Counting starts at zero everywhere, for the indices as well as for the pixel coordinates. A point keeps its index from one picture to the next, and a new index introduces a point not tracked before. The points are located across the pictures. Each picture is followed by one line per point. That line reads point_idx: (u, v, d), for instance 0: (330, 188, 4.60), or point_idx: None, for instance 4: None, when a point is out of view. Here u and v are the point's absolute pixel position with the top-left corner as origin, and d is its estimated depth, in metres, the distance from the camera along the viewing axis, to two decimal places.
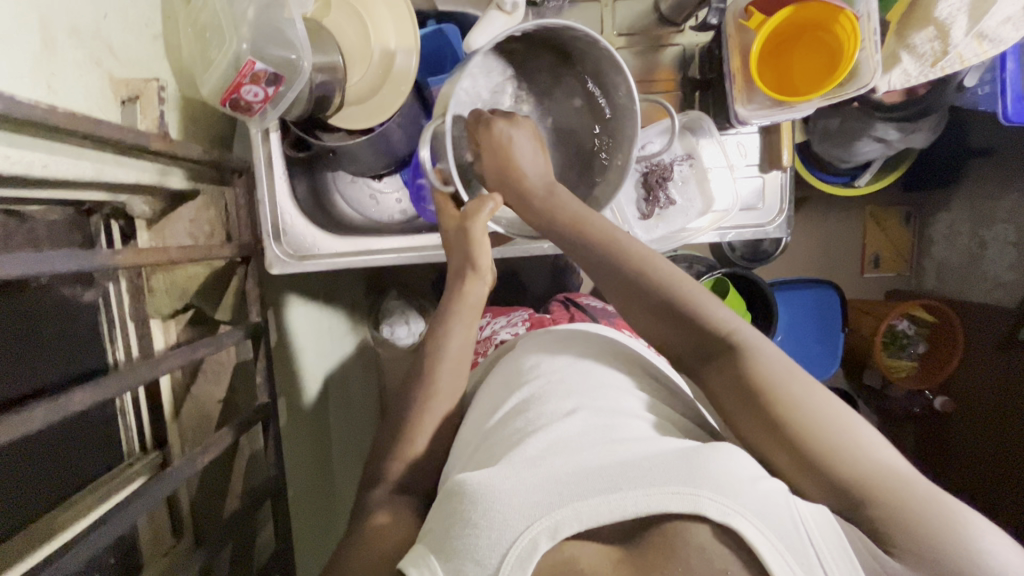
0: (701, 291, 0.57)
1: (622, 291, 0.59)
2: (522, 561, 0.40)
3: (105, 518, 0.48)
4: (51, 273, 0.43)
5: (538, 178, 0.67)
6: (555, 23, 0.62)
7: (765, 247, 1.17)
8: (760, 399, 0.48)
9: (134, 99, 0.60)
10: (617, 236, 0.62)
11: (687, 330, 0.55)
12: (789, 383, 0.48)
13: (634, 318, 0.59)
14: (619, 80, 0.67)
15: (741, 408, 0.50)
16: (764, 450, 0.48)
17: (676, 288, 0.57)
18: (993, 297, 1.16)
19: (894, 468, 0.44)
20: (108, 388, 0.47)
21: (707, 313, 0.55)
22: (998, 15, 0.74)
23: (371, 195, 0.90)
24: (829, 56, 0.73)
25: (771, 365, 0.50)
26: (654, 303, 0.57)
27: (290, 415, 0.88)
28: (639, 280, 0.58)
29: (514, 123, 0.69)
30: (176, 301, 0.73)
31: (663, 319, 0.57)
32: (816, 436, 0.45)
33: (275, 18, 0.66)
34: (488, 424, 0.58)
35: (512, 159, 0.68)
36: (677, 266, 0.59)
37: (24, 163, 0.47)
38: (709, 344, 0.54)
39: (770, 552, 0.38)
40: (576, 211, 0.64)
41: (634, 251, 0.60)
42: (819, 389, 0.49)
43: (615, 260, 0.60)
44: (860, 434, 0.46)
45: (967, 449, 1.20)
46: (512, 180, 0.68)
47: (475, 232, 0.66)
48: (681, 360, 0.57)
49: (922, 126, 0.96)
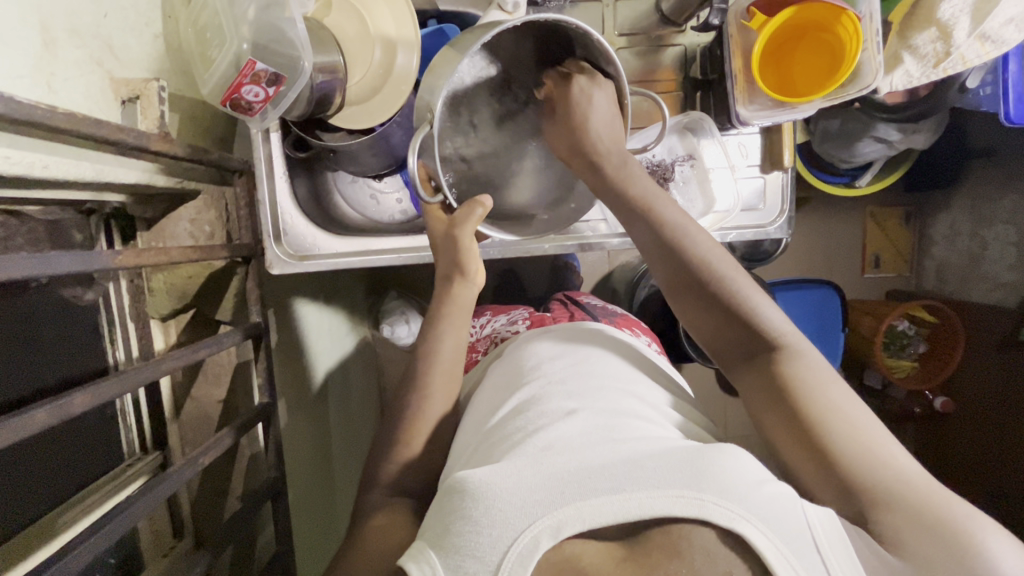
0: (757, 292, 0.58)
1: (677, 280, 0.60)
2: (523, 560, 0.40)
3: (105, 520, 0.47)
4: (52, 275, 0.42)
5: (608, 144, 0.65)
6: (554, 16, 0.58)
7: (766, 247, 1.16)
8: (791, 397, 0.50)
9: (134, 99, 0.60)
10: (685, 224, 0.61)
11: (736, 327, 0.56)
12: (825, 388, 0.50)
13: (683, 308, 0.60)
14: (611, 71, 0.64)
15: (772, 403, 0.51)
16: (785, 447, 0.49)
17: (729, 285, 0.58)
18: (993, 298, 1.16)
19: (913, 478, 0.45)
20: (110, 389, 0.47)
21: (760, 314, 0.56)
22: (1001, 17, 0.74)
23: (371, 195, 0.89)
24: (831, 56, 0.73)
25: (810, 369, 0.51)
26: (706, 296, 0.58)
27: (291, 415, 0.88)
28: (694, 272, 0.59)
29: (596, 81, 0.64)
30: (176, 301, 0.73)
31: (712, 313, 0.58)
32: (843, 439, 0.46)
33: (276, 18, 0.66)
34: (487, 425, 0.57)
35: (587, 120, 0.64)
36: (740, 267, 0.60)
37: (24, 164, 0.47)
38: (757, 342, 0.55)
39: (773, 555, 0.38)
40: (639, 190, 0.63)
41: (699, 243, 0.60)
42: (850, 398, 0.50)
43: (676, 248, 0.60)
44: (883, 443, 0.47)
45: (966, 449, 1.21)
46: (582, 144, 0.65)
47: (461, 241, 0.64)
48: (719, 355, 0.58)
49: (921, 127, 0.96)
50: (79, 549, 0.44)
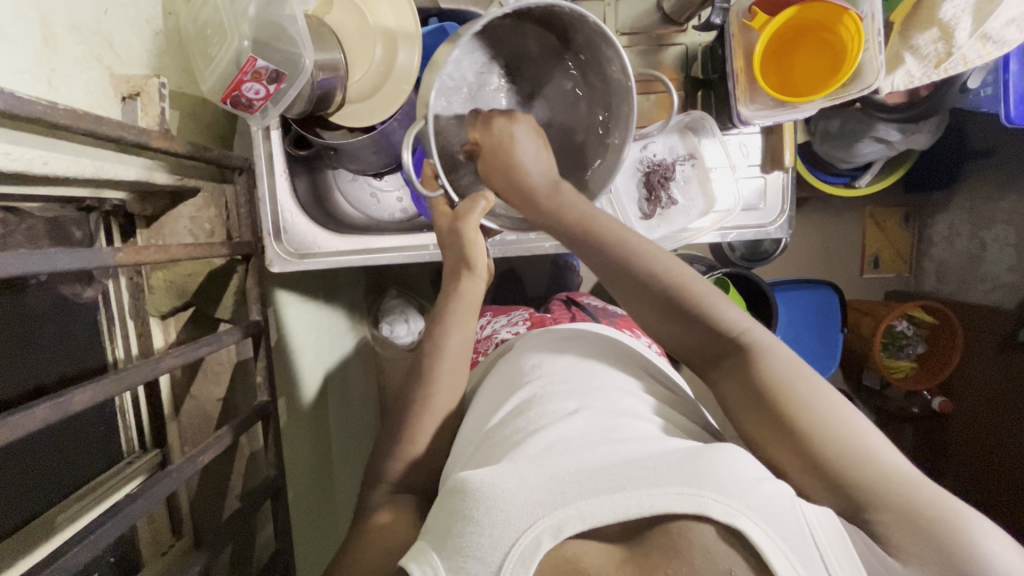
0: (713, 292, 0.56)
1: (629, 289, 0.58)
2: (525, 559, 0.40)
3: (105, 518, 0.47)
4: (53, 271, 0.42)
5: (542, 175, 0.63)
6: (547, 1, 0.57)
7: (766, 247, 1.17)
8: (770, 404, 0.49)
9: (134, 96, 0.59)
10: (625, 233, 0.60)
11: (700, 332, 0.56)
12: (798, 385, 0.49)
13: (642, 315, 0.58)
14: (612, 55, 0.63)
15: (749, 406, 0.51)
16: (772, 453, 0.49)
17: (686, 286, 0.56)
18: (992, 298, 1.16)
19: (903, 470, 0.45)
20: (110, 386, 0.47)
21: (720, 312, 0.55)
22: (1001, 18, 0.74)
23: (371, 194, 0.90)
24: (832, 56, 0.73)
25: (784, 371, 0.50)
26: (663, 306, 0.57)
27: (290, 413, 0.88)
28: (647, 284, 0.57)
29: (514, 118, 0.65)
30: (176, 300, 0.73)
31: (671, 320, 0.57)
32: (826, 440, 0.46)
33: (278, 15, 0.66)
34: (488, 425, 0.57)
35: (515, 159, 0.63)
36: (692, 269, 0.58)
37: (25, 160, 0.46)
38: (721, 343, 0.55)
39: (774, 553, 0.38)
40: (575, 220, 0.61)
41: (645, 250, 0.59)
42: (832, 394, 0.49)
43: (624, 261, 0.58)
44: (868, 435, 0.46)
45: (965, 450, 1.21)
46: (519, 182, 0.63)
47: (465, 233, 0.63)
48: (693, 361, 0.58)
49: (922, 128, 0.96)
50: (78, 546, 0.44)
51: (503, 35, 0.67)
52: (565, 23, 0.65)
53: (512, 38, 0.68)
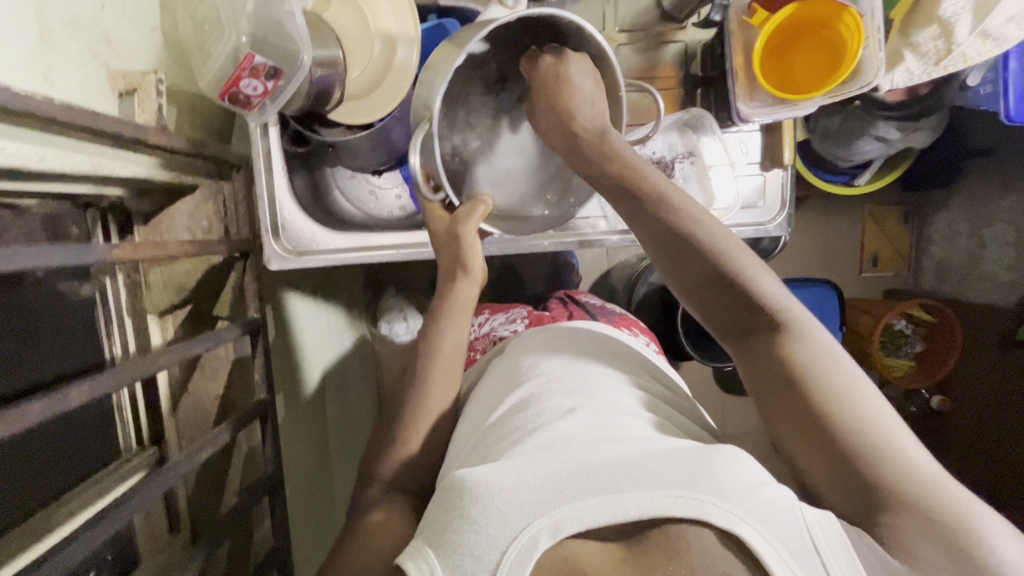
0: (756, 266, 0.56)
1: (671, 256, 0.57)
2: (521, 559, 0.39)
3: (102, 515, 0.47)
4: (49, 267, 0.42)
5: (588, 119, 0.64)
6: (550, 9, 0.59)
7: (764, 245, 1.17)
8: (799, 388, 0.49)
9: (132, 92, 0.60)
10: (672, 197, 0.59)
11: (735, 306, 0.54)
12: (830, 374, 0.49)
13: (677, 284, 0.58)
14: (603, 61, 0.66)
15: (774, 390, 0.51)
16: (792, 438, 0.49)
17: (729, 259, 0.55)
18: (990, 297, 1.16)
19: (919, 466, 0.45)
20: (107, 383, 0.47)
21: (760, 289, 0.54)
22: (1002, 14, 0.74)
23: (370, 190, 0.88)
24: (832, 54, 0.73)
25: (818, 355, 0.50)
26: (703, 276, 0.56)
27: (288, 411, 0.88)
28: (691, 250, 0.56)
29: (566, 58, 0.65)
30: (174, 297, 0.73)
31: (709, 292, 0.56)
32: (847, 433, 0.46)
33: (276, 11, 0.65)
34: (487, 423, 0.57)
35: (570, 100, 0.64)
36: (737, 239, 0.57)
37: (20, 156, 0.46)
38: (757, 322, 0.54)
39: (771, 557, 0.38)
40: (619, 175, 0.61)
41: (690, 217, 0.57)
42: (860, 383, 0.49)
43: (669, 224, 0.57)
44: (892, 431, 0.46)
45: (963, 448, 1.21)
46: (564, 126, 0.64)
47: (464, 237, 0.64)
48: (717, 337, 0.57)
49: (923, 126, 0.96)
50: (74, 544, 0.43)
51: (498, 41, 0.67)
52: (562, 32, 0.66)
53: (505, 46, 0.68)
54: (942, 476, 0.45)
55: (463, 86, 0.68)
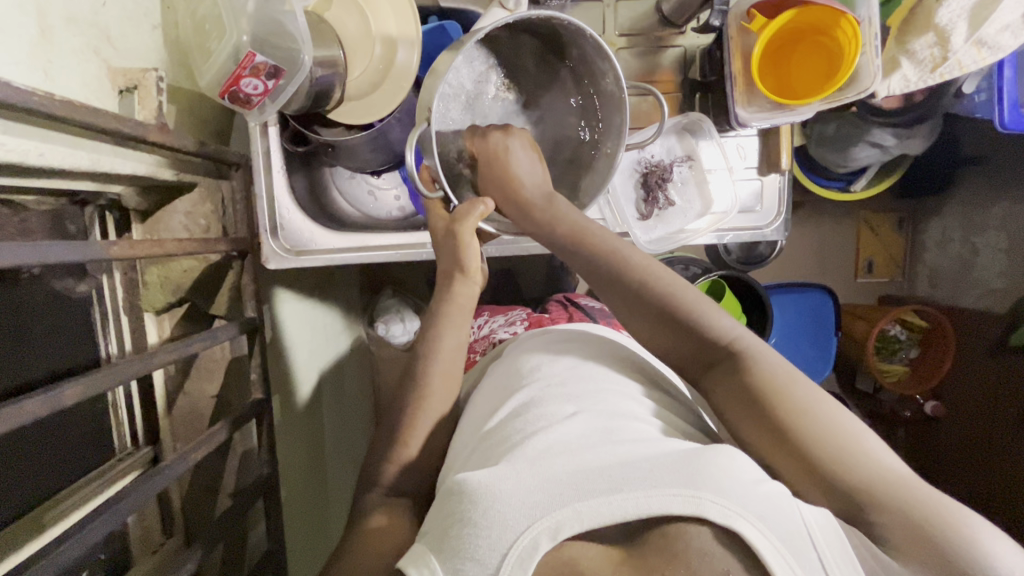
0: (704, 300, 0.58)
1: (622, 292, 0.59)
2: (522, 561, 0.40)
3: (96, 513, 0.47)
4: (47, 264, 0.42)
5: (534, 185, 0.66)
6: (545, 13, 0.59)
7: (760, 250, 1.19)
8: (765, 404, 0.49)
9: (131, 89, 0.59)
10: (615, 244, 0.62)
11: (690, 338, 0.56)
12: (794, 389, 0.50)
13: (633, 323, 0.60)
14: (608, 69, 0.65)
15: (743, 413, 0.51)
16: (768, 454, 0.49)
17: (678, 294, 0.58)
18: (983, 304, 1.17)
19: (901, 473, 0.44)
20: (102, 379, 0.46)
21: (710, 319, 0.56)
22: (996, 23, 0.75)
23: (369, 191, 0.89)
24: (829, 60, 0.74)
25: (776, 371, 0.51)
26: (656, 311, 0.58)
27: (284, 411, 0.87)
28: (641, 287, 0.59)
29: (510, 132, 0.68)
30: (170, 296, 0.72)
31: (663, 325, 0.57)
32: (820, 440, 0.46)
33: (277, 12, 0.66)
34: (488, 425, 0.57)
35: (512, 171, 0.66)
36: (682, 278, 0.60)
37: (20, 152, 0.46)
38: (713, 351, 0.55)
39: (769, 552, 0.38)
40: (573, 226, 0.64)
41: (635, 259, 0.60)
42: (830, 399, 0.50)
43: (616, 266, 0.60)
44: (864, 439, 0.46)
45: (956, 454, 1.22)
46: (512, 194, 0.66)
47: (461, 237, 0.64)
48: (683, 369, 0.58)
49: (917, 133, 0.97)
50: (68, 542, 0.43)
51: (502, 47, 0.70)
52: (566, 38, 0.67)
53: (511, 51, 0.71)
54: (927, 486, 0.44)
55: (472, 91, 0.70)
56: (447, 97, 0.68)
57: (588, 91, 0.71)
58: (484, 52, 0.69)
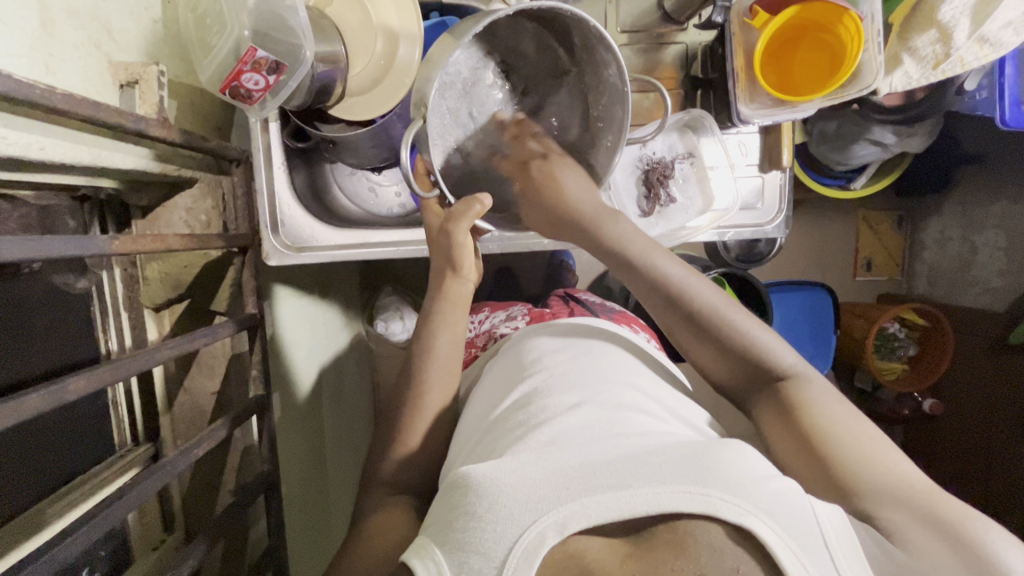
0: (747, 318, 0.60)
1: (664, 305, 0.61)
2: (528, 555, 0.39)
3: (98, 510, 0.46)
4: (48, 258, 0.41)
5: (595, 206, 0.68)
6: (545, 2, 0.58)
7: (760, 248, 1.19)
8: (798, 418, 0.52)
9: (132, 84, 0.59)
10: (660, 257, 0.63)
11: (733, 354, 0.58)
12: (832, 406, 0.52)
13: (681, 342, 0.61)
14: (609, 58, 0.63)
15: (782, 423, 0.53)
16: (788, 457, 0.51)
17: (721, 313, 0.59)
18: (982, 302, 1.18)
19: (909, 481, 0.47)
20: (103, 375, 0.46)
21: (756, 340, 0.58)
22: (1000, 20, 0.75)
23: (369, 187, 0.90)
24: (831, 56, 0.74)
25: (815, 391, 0.54)
26: (696, 327, 0.60)
27: (284, 409, 0.87)
28: (682, 303, 0.60)
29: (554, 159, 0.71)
30: (170, 292, 0.71)
31: (701, 342, 0.60)
32: (847, 448, 0.49)
33: (278, 6, 0.65)
34: (490, 418, 0.57)
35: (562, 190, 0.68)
36: (723, 294, 0.61)
37: (21, 145, 0.46)
38: (760, 370, 0.57)
39: (781, 549, 0.37)
40: (634, 247, 0.64)
41: (676, 275, 0.62)
42: (856, 416, 0.52)
43: (659, 280, 0.62)
44: (882, 450, 0.49)
45: (955, 452, 1.22)
46: (573, 216, 0.68)
47: (454, 236, 0.63)
48: (721, 381, 0.60)
49: (917, 130, 0.98)
50: (70, 538, 0.43)
51: (502, 32, 0.68)
52: (568, 31, 0.65)
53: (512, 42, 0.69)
54: (938, 494, 0.46)
55: (468, 79, 0.69)
56: (447, 84, 0.66)
57: (591, 90, 0.69)
58: (483, 40, 0.68)
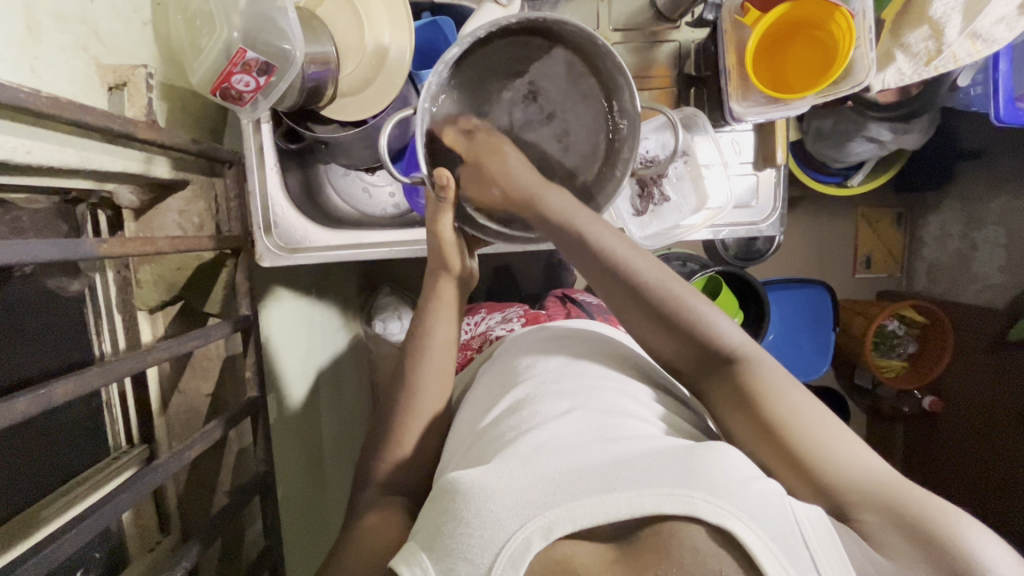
0: (704, 303, 0.57)
1: (620, 295, 0.58)
2: (513, 561, 0.39)
3: (90, 510, 0.46)
4: (36, 262, 0.41)
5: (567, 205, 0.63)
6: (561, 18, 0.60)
7: (759, 246, 1.19)
8: (758, 408, 0.50)
9: (121, 86, 0.59)
10: (617, 248, 0.60)
11: (691, 343, 0.56)
12: (789, 390, 0.51)
13: (641, 330, 0.59)
14: (622, 83, 0.66)
15: (745, 413, 0.51)
16: (754, 447, 0.50)
17: (676, 301, 0.57)
18: (983, 298, 1.17)
19: (885, 476, 0.46)
20: (92, 377, 0.46)
21: (713, 327, 0.56)
22: (991, 16, 0.75)
23: (363, 188, 0.90)
24: (824, 53, 0.73)
25: (772, 374, 0.52)
26: (654, 316, 0.57)
27: (280, 409, 0.87)
28: (641, 293, 0.57)
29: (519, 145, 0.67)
30: (165, 293, 0.72)
31: (660, 331, 0.57)
32: (814, 441, 0.47)
33: (269, 8, 0.66)
34: (480, 426, 0.57)
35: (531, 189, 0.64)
36: (681, 280, 0.59)
37: (6, 149, 0.45)
38: (718, 356, 0.55)
39: (764, 554, 0.37)
40: (590, 235, 0.60)
41: (632, 264, 0.59)
42: (820, 406, 0.50)
43: (615, 270, 0.59)
44: (855, 445, 0.48)
45: (956, 449, 1.21)
46: (540, 210, 0.63)
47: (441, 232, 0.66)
48: (682, 369, 0.58)
49: (913, 126, 0.97)
50: (61, 539, 0.43)
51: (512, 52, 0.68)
52: (580, 51, 0.66)
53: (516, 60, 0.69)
54: (919, 491, 0.45)
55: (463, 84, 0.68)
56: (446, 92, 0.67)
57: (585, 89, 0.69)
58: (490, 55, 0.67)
